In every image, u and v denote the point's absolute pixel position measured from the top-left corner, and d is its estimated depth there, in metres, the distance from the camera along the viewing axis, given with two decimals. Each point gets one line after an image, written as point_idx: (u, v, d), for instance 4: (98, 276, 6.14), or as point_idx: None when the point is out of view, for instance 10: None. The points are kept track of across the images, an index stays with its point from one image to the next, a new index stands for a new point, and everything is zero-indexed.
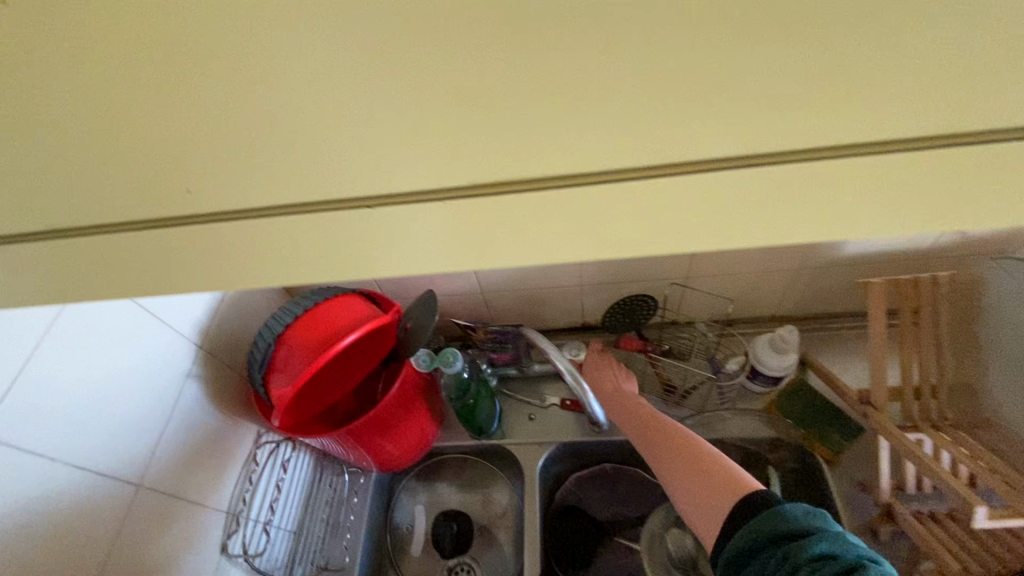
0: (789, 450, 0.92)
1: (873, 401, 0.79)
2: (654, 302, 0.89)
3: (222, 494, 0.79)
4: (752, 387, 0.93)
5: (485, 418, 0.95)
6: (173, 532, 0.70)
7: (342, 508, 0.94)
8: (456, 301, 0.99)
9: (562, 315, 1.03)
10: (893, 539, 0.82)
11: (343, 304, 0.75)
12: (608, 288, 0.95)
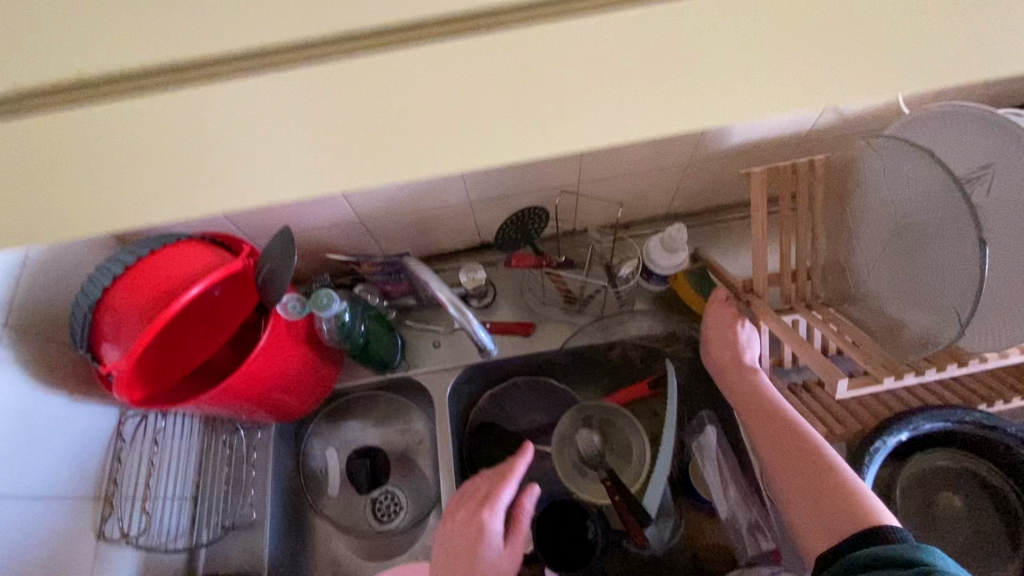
0: (684, 342, 0.95)
1: (756, 289, 0.82)
2: (544, 212, 0.84)
3: (84, 481, 0.70)
4: (649, 287, 0.93)
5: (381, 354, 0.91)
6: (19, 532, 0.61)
7: (243, 466, 0.88)
8: (331, 233, 0.88)
9: (455, 234, 0.96)
10: None
11: (175, 252, 0.63)
12: (497, 203, 0.88)
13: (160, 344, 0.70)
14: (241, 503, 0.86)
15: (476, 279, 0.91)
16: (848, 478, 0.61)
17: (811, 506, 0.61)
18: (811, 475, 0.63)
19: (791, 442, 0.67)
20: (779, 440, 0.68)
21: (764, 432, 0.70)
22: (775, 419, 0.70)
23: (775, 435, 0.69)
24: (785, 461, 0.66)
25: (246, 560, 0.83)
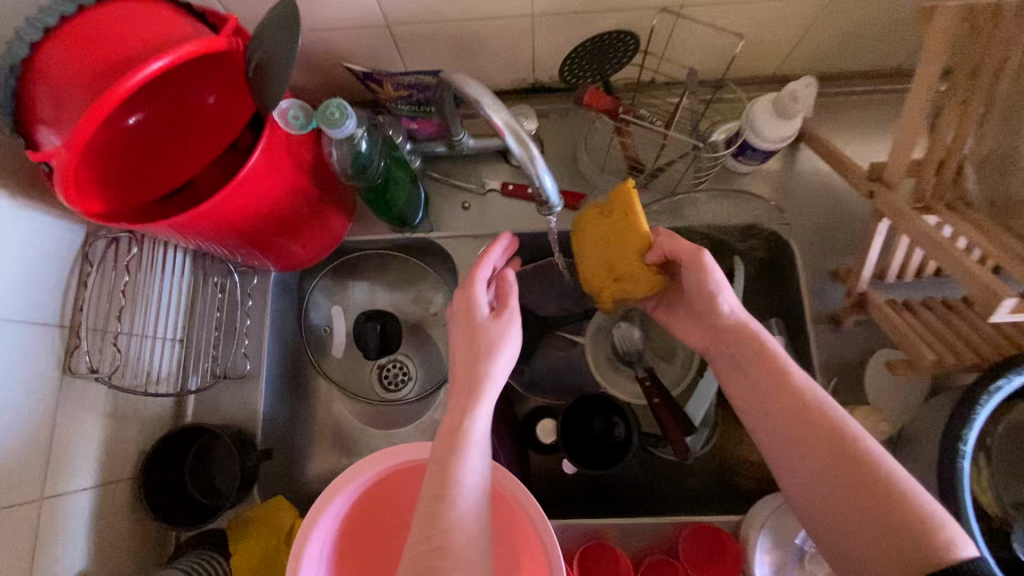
0: (763, 239, 0.79)
1: (886, 177, 0.64)
2: (634, 37, 0.62)
3: (43, 304, 0.59)
4: (737, 164, 0.75)
5: (401, 207, 0.76)
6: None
7: (237, 313, 0.77)
8: (351, 39, 0.69)
9: (505, 66, 0.76)
10: (855, 330, 0.75)
11: (132, 9, 0.46)
12: (569, 22, 0.67)
13: (125, 149, 0.55)
14: (231, 352, 0.76)
15: (526, 125, 0.72)
16: (901, 478, 0.44)
17: (814, 486, 0.48)
18: (822, 450, 0.48)
19: (793, 400, 0.51)
20: (775, 396, 0.52)
21: (755, 386, 0.54)
22: (772, 376, 0.53)
23: (777, 391, 0.52)
24: (780, 424, 0.51)
25: (237, 412, 0.76)
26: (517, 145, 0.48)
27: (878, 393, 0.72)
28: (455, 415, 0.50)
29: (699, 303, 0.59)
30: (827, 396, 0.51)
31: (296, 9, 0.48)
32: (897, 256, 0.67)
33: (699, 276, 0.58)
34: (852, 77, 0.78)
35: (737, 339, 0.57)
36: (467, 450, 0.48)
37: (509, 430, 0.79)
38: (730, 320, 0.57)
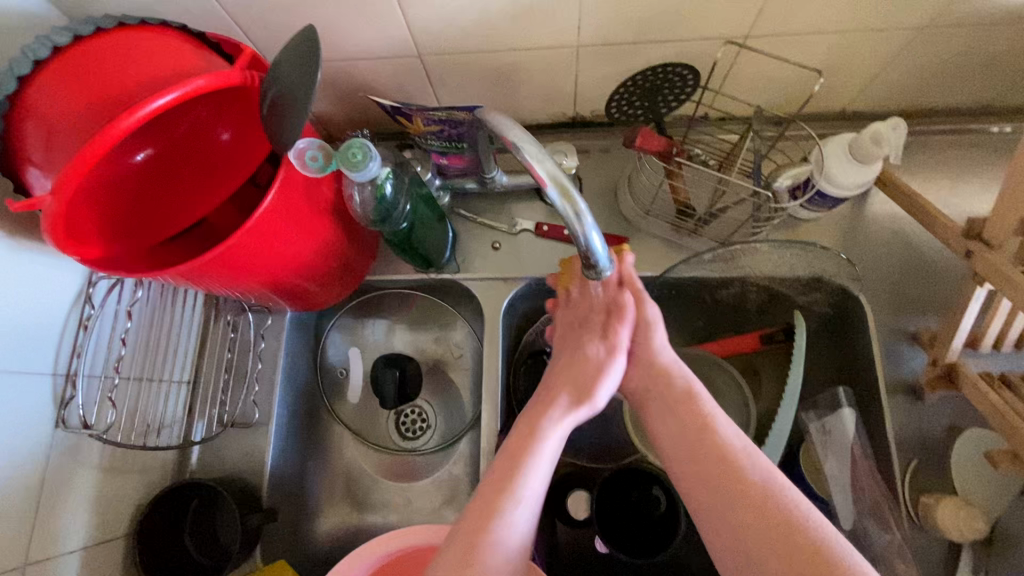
0: (827, 292, 0.71)
1: (986, 235, 0.55)
2: (691, 72, 0.55)
3: (38, 351, 0.55)
4: (802, 210, 0.67)
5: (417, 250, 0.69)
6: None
7: (249, 355, 0.72)
8: (382, 70, 0.64)
9: (545, 99, 0.70)
10: (939, 403, 0.66)
11: (137, 39, 0.41)
12: (618, 54, 0.61)
13: (130, 189, 0.50)
14: (241, 397, 0.71)
15: (566, 163, 0.66)
16: (843, 555, 0.41)
17: (722, 532, 0.45)
18: (734, 495, 0.45)
19: (710, 444, 0.48)
20: (694, 441, 0.49)
21: (673, 428, 0.51)
22: (696, 419, 0.50)
23: (696, 433, 0.50)
24: (694, 469, 0.48)
25: (243, 464, 0.70)
26: (560, 197, 0.41)
27: (967, 479, 0.62)
28: (533, 426, 0.52)
29: (630, 341, 0.57)
30: (762, 459, 0.47)
31: (316, 41, 0.43)
32: (993, 323, 0.58)
33: (636, 318, 0.56)
34: (938, 116, 0.69)
35: (659, 380, 0.54)
36: (535, 457, 0.49)
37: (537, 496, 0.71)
38: (655, 360, 0.55)
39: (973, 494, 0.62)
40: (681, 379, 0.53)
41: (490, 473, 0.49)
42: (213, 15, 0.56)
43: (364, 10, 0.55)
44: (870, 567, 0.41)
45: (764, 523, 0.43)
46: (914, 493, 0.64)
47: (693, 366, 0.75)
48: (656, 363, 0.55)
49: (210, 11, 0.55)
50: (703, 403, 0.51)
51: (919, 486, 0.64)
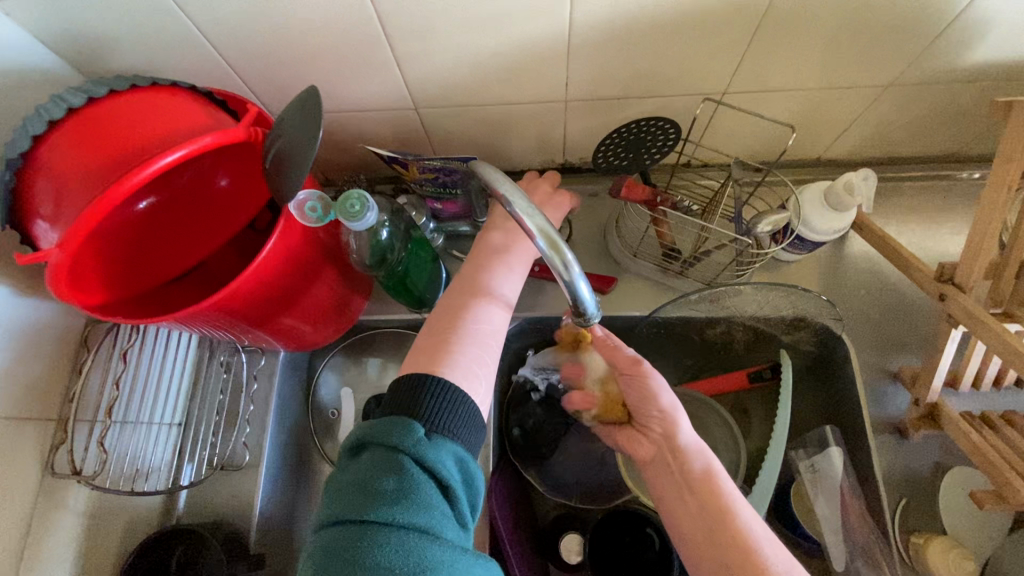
0: (810, 331, 0.73)
1: (958, 278, 0.57)
2: (671, 125, 0.59)
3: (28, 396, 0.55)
4: (782, 253, 0.70)
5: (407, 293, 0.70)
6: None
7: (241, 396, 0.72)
8: (378, 119, 0.67)
9: (535, 146, 0.73)
10: (924, 441, 0.67)
11: (148, 99, 0.44)
12: (603, 107, 0.64)
13: (133, 235, 0.51)
14: (232, 439, 0.70)
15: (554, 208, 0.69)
16: None
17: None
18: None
19: (730, 537, 0.48)
20: (713, 534, 0.49)
21: (689, 517, 0.51)
22: (715, 514, 0.50)
23: (711, 526, 0.50)
24: (712, 563, 0.49)
25: (230, 508, 0.69)
26: (551, 252, 0.43)
27: (955, 518, 0.63)
28: (466, 303, 0.57)
29: (651, 423, 0.57)
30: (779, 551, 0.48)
31: (317, 100, 0.45)
32: (971, 363, 0.60)
33: (648, 397, 0.56)
34: (910, 161, 0.72)
35: (677, 463, 0.54)
36: (478, 297, 0.57)
37: (530, 539, 0.71)
38: (677, 444, 0.54)
39: (960, 534, 0.63)
40: (701, 459, 0.53)
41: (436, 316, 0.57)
42: (216, 68, 0.58)
43: (362, 65, 0.58)
44: None
45: None
46: (904, 533, 0.64)
47: (683, 405, 0.76)
48: (678, 446, 0.54)
49: (215, 67, 0.58)
50: (723, 484, 0.51)
51: (909, 526, 0.64)
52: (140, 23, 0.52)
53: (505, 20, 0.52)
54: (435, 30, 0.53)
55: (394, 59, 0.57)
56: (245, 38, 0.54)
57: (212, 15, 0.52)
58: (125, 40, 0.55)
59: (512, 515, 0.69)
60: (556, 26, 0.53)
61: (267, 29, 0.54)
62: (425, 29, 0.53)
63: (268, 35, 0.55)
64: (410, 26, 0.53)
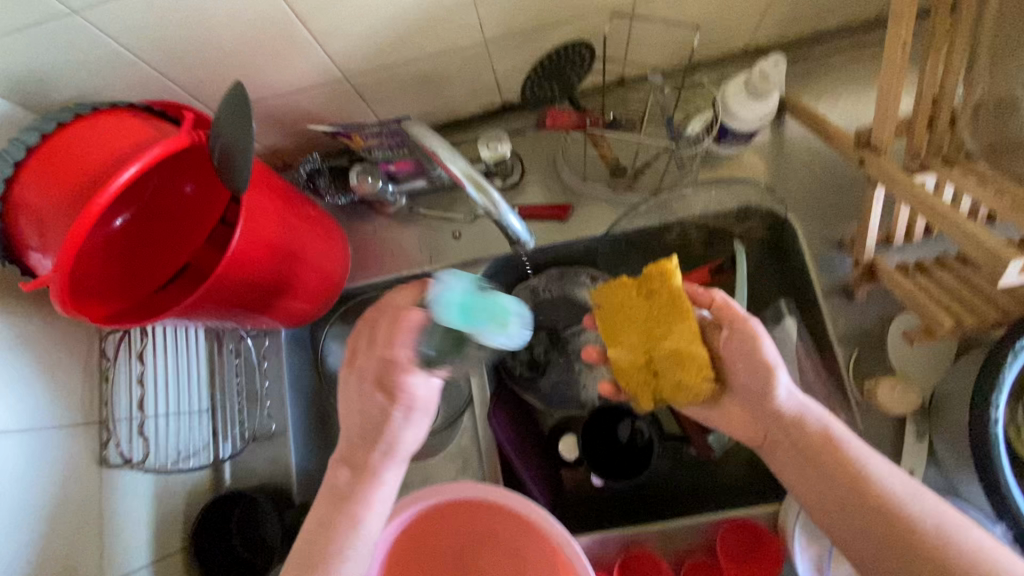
0: (759, 218, 0.78)
1: (873, 142, 0.61)
2: (586, 47, 0.62)
3: (68, 406, 0.62)
4: (720, 148, 0.75)
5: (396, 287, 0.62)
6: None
7: (257, 376, 0.80)
8: (315, 96, 0.70)
9: (470, 92, 0.75)
10: (869, 297, 0.73)
11: (95, 124, 0.48)
12: (524, 43, 0.67)
13: (117, 250, 0.57)
14: (257, 413, 0.79)
15: (499, 148, 0.72)
16: None
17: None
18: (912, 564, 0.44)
19: (867, 500, 0.47)
20: (856, 509, 0.47)
21: (816, 486, 0.50)
22: (856, 486, 0.48)
23: (846, 494, 0.48)
24: (868, 536, 0.46)
25: (272, 470, 0.79)
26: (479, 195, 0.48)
27: (902, 359, 0.71)
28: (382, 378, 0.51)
29: (748, 386, 0.54)
30: (918, 498, 0.46)
31: (244, 92, 0.49)
32: (899, 219, 0.65)
33: (757, 367, 0.53)
34: (832, 34, 0.74)
35: (788, 429, 0.52)
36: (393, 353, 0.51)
37: (537, 453, 0.79)
38: (781, 406, 0.53)
39: (907, 371, 0.70)
40: (818, 423, 0.51)
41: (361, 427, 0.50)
42: (151, 79, 0.61)
43: (286, 49, 0.61)
44: None
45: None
46: (859, 380, 0.72)
47: None
48: (787, 410, 0.52)
49: (150, 79, 0.61)
50: (848, 446, 0.50)
51: (863, 373, 0.72)
52: (69, 50, 0.55)
53: None
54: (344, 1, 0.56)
55: (315, 37, 0.60)
56: (170, 46, 0.58)
57: (132, 30, 0.55)
58: (60, 71, 0.58)
59: (519, 439, 0.76)
60: None
61: (187, 33, 0.57)
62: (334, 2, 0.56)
63: (191, 40, 0.58)
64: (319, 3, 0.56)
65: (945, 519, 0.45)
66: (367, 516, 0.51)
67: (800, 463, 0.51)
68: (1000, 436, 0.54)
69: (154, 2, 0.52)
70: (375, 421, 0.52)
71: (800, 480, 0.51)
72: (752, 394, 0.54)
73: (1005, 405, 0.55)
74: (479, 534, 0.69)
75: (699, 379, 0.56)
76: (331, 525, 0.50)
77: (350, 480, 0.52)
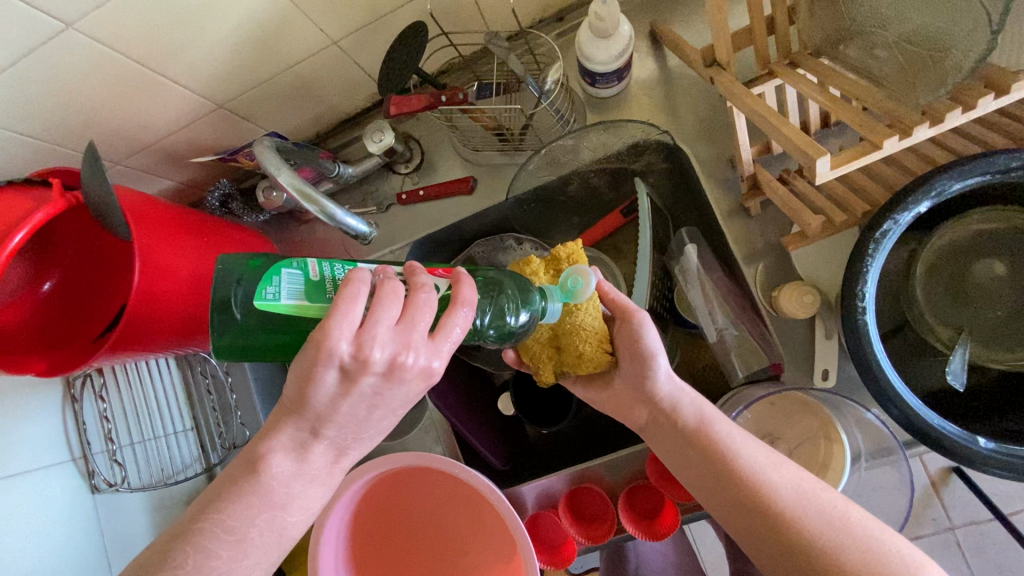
0: (653, 151, 0.78)
1: (719, 59, 0.61)
2: (421, 28, 0.63)
3: (53, 446, 0.72)
4: (596, 91, 0.75)
5: (330, 269, 0.45)
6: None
7: (225, 391, 0.88)
8: (201, 129, 0.74)
9: (348, 90, 0.78)
10: (767, 209, 0.74)
11: None
12: (373, 35, 0.69)
13: (52, 309, 0.65)
14: (233, 423, 0.88)
15: (381, 139, 0.75)
16: (854, 535, 0.48)
17: (770, 561, 0.51)
18: (772, 526, 0.50)
19: (733, 474, 0.53)
20: (726, 482, 0.53)
21: (697, 465, 0.56)
22: (726, 461, 0.54)
23: (717, 471, 0.54)
24: (735, 505, 0.53)
25: None
26: (306, 202, 0.52)
27: (805, 263, 0.71)
28: (360, 345, 0.41)
29: (632, 373, 0.60)
30: (773, 466, 0.53)
31: (96, 151, 0.54)
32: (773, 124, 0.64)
33: (640, 358, 0.57)
34: None
35: (671, 420, 0.58)
36: (387, 316, 0.42)
37: (491, 412, 0.84)
38: (659, 392, 0.58)
39: (812, 274, 0.71)
40: (696, 410, 0.57)
41: (324, 370, 0.41)
42: (43, 150, 0.67)
43: (152, 96, 0.66)
44: (897, 545, 0.47)
45: (782, 534, 0.50)
46: (770, 291, 0.73)
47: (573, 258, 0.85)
48: (667, 401, 0.58)
49: (43, 150, 0.67)
50: (718, 427, 0.56)
51: (771, 284, 0.73)
52: None
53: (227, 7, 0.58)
54: (180, 41, 0.60)
55: (172, 79, 0.64)
56: (46, 119, 0.63)
57: (4, 113, 0.60)
58: None
59: (468, 408, 0.80)
60: None
61: (55, 105, 0.62)
62: (172, 44, 0.60)
63: (61, 109, 0.62)
64: (158, 48, 0.60)
65: (804, 486, 0.51)
66: (288, 516, 0.45)
67: (678, 452, 0.58)
68: (871, 325, 0.55)
69: (9, 84, 0.57)
70: (345, 400, 0.42)
71: (680, 463, 0.58)
72: (637, 387, 0.60)
73: (873, 294, 0.56)
74: (445, 494, 0.74)
75: (597, 351, 0.57)
76: (237, 511, 0.44)
77: (291, 469, 0.45)
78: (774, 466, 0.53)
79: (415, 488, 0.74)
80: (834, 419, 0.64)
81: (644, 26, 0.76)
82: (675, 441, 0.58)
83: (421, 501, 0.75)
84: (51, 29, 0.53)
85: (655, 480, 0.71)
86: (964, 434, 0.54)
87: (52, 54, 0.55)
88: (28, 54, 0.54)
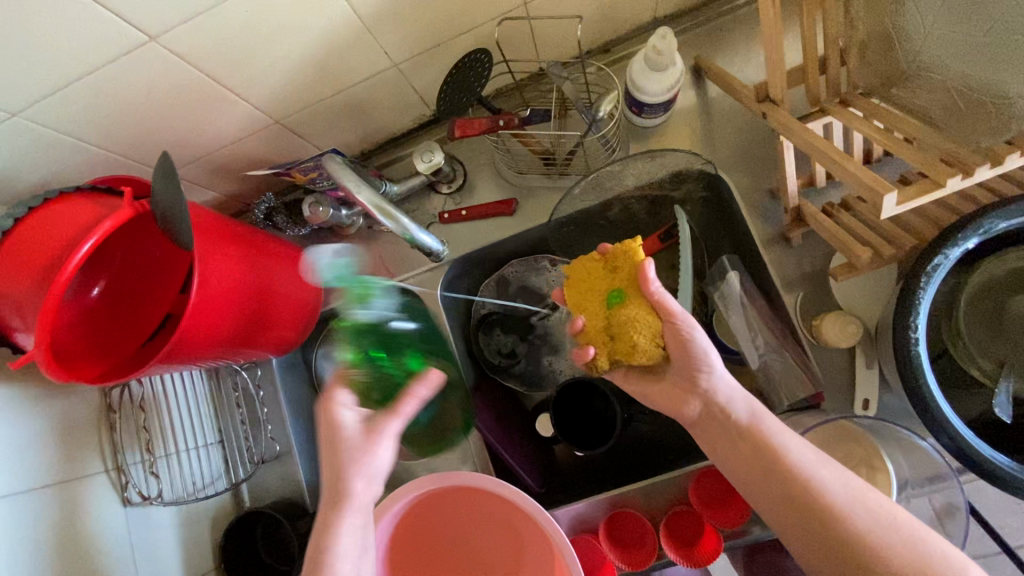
0: (695, 181, 0.80)
1: (772, 95, 0.63)
2: (484, 55, 0.65)
3: (86, 456, 0.71)
4: (641, 120, 0.77)
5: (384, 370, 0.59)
6: (22, 526, 0.62)
7: (255, 404, 0.87)
8: (254, 143, 0.75)
9: (398, 111, 0.80)
10: (806, 240, 0.76)
11: (53, 214, 0.56)
12: (431, 59, 0.71)
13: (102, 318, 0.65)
14: (261, 437, 0.87)
15: (431, 160, 0.77)
16: (906, 538, 0.48)
17: (822, 564, 0.50)
18: (821, 524, 0.50)
19: (783, 471, 0.53)
20: (774, 479, 0.53)
21: (743, 462, 0.55)
22: (775, 458, 0.53)
23: (766, 468, 0.54)
24: (784, 501, 0.52)
25: (283, 486, 0.86)
26: (383, 216, 0.54)
27: (845, 294, 0.73)
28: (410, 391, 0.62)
29: (683, 369, 0.59)
30: (824, 465, 0.53)
31: (170, 162, 0.55)
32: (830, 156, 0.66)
33: (694, 355, 0.57)
34: None
35: (720, 415, 0.57)
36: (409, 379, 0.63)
37: (526, 433, 0.84)
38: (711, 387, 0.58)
39: (851, 304, 0.73)
40: (745, 405, 0.57)
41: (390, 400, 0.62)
42: (100, 157, 0.67)
43: (214, 110, 0.67)
44: (947, 550, 0.48)
45: (831, 533, 0.50)
46: (809, 320, 0.75)
47: None
48: (719, 400, 0.58)
49: (99, 158, 0.67)
50: (769, 423, 0.55)
51: (811, 313, 0.75)
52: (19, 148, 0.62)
53: (301, 27, 0.59)
54: (252, 58, 0.61)
55: (236, 94, 0.65)
56: (109, 127, 0.64)
57: (70, 119, 0.60)
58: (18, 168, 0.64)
59: (504, 428, 0.80)
60: (341, 12, 0.59)
61: (120, 115, 0.62)
62: (243, 61, 0.61)
63: (125, 119, 0.63)
64: (230, 64, 0.61)
65: (851, 485, 0.51)
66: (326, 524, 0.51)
67: (727, 446, 0.57)
68: (923, 356, 0.57)
69: (80, 93, 0.58)
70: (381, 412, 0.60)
71: (727, 459, 0.57)
72: (685, 378, 0.59)
73: (925, 326, 0.57)
74: (484, 515, 0.73)
75: (649, 344, 0.58)
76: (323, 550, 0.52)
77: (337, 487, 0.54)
78: (822, 464, 0.53)
79: (454, 508, 0.73)
80: (880, 449, 0.65)
81: (688, 60, 0.79)
82: (726, 436, 0.57)
83: (459, 521, 0.74)
84: (133, 41, 0.54)
85: (696, 506, 0.71)
86: (1014, 465, 0.55)
87: (128, 65, 0.56)
88: (106, 63, 0.55)
